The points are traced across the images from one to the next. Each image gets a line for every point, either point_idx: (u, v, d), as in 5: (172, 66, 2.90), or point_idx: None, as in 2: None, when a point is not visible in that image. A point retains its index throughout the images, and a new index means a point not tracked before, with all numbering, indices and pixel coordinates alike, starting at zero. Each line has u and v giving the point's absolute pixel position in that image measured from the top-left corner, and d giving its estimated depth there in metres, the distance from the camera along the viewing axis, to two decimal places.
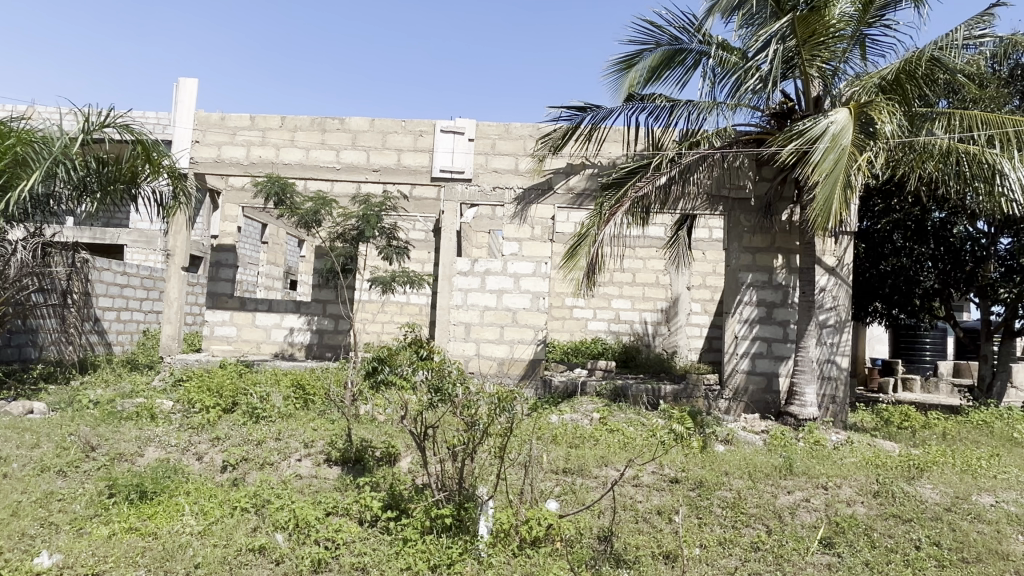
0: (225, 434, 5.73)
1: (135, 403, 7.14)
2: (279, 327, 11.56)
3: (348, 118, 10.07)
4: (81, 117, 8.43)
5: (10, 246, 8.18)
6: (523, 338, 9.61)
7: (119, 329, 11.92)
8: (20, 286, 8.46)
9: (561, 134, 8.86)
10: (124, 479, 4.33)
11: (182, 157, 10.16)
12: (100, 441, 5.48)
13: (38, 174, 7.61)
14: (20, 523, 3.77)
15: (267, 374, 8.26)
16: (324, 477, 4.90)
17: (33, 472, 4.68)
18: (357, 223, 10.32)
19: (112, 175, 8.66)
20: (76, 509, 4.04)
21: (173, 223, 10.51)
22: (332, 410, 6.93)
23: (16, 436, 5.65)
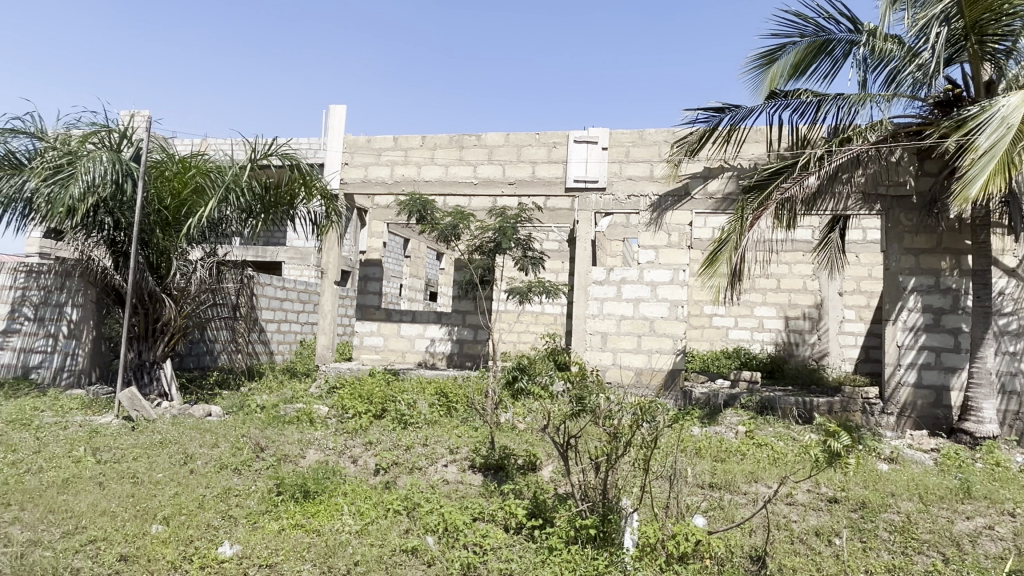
0: (377, 439, 6.06)
1: (296, 408, 7.72)
2: (422, 337, 11.97)
3: (484, 134, 10.38)
4: (249, 148, 9.32)
5: (191, 265, 9.16)
6: (662, 348, 9.40)
7: (280, 339, 12.95)
8: (199, 302, 9.41)
9: (699, 138, 8.62)
10: (290, 479, 4.69)
11: (333, 178, 10.87)
12: (268, 443, 5.98)
13: (214, 201, 8.51)
14: (206, 515, 4.18)
15: (413, 382, 8.64)
16: (470, 483, 5.05)
17: (214, 469, 5.18)
18: (494, 235, 10.59)
19: (274, 199, 9.46)
20: (251, 504, 4.42)
21: (326, 240, 11.28)
22: (474, 417, 7.14)
23: (199, 435, 6.29)
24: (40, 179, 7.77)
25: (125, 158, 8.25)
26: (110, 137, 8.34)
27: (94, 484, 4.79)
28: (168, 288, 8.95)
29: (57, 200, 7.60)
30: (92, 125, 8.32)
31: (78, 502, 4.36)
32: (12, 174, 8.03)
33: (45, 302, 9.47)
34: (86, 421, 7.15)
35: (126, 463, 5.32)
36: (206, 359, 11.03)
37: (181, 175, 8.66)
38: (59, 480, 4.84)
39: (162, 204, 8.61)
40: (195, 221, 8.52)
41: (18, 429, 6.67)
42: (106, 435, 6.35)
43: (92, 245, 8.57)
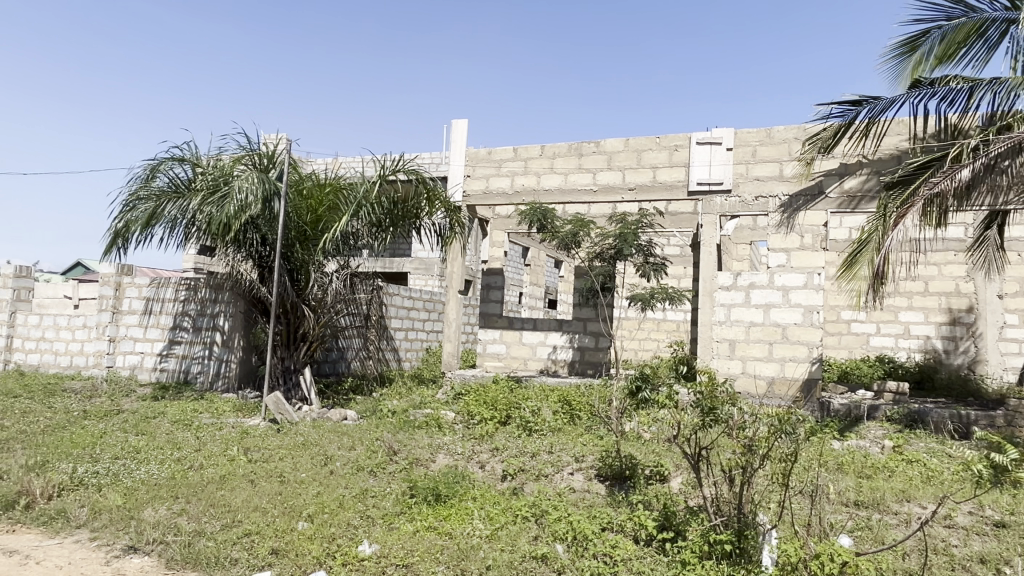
0: (503, 445, 6.16)
1: (425, 413, 7.98)
2: (544, 345, 12.00)
3: (603, 140, 10.33)
4: (378, 164, 9.75)
5: (328, 276, 9.66)
6: (796, 356, 8.93)
7: (408, 346, 13.45)
8: (335, 311, 9.97)
9: (833, 133, 8.15)
10: (423, 483, 4.85)
11: (456, 190, 11.20)
12: (400, 446, 6.22)
13: (347, 216, 9.00)
14: (347, 514, 4.41)
15: (536, 389, 8.71)
16: (596, 492, 5.00)
17: (351, 470, 5.46)
18: (615, 242, 10.49)
19: (402, 212, 9.86)
20: (386, 505, 4.61)
21: (450, 251, 11.61)
22: (599, 425, 7.09)
23: (337, 438, 6.66)
24: (200, 200, 8.54)
25: (272, 178, 8.92)
26: (257, 159, 9.03)
27: (247, 481, 5.18)
28: (307, 298, 9.57)
29: (215, 218, 8.34)
30: (244, 149, 9.05)
31: (234, 497, 4.73)
32: (176, 196, 8.87)
33: (202, 313, 10.37)
34: (239, 422, 7.77)
35: (274, 463, 5.72)
36: (340, 366, 11.65)
37: (318, 195, 9.26)
38: (217, 476, 5.28)
39: (302, 219, 9.23)
40: (330, 235, 9.03)
41: (183, 428, 7.35)
42: (256, 436, 6.87)
43: (242, 260, 9.30)
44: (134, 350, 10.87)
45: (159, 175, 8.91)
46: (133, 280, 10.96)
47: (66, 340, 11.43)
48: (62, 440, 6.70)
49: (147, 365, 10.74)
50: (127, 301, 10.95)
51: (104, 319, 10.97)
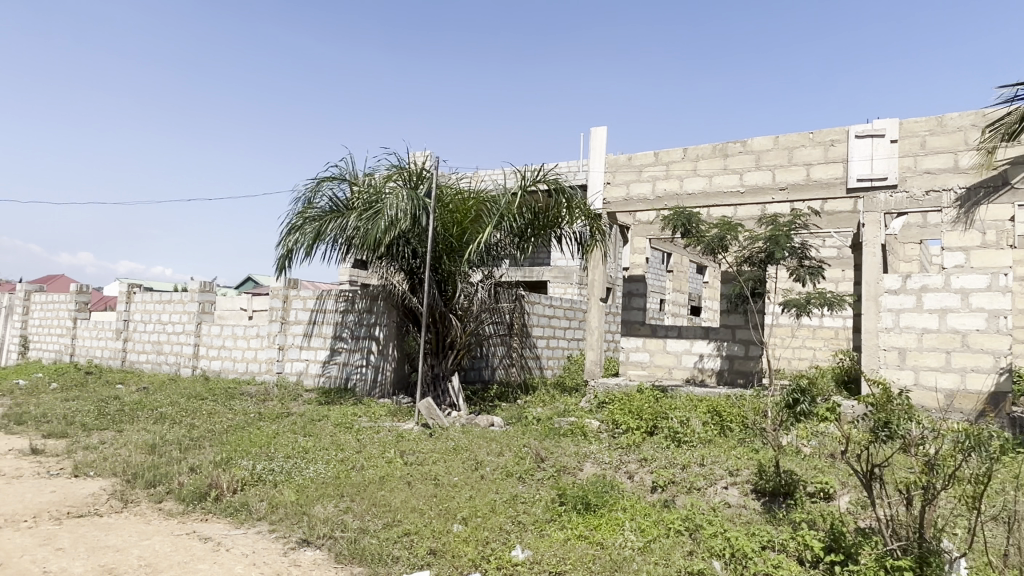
0: (652, 456, 6.03)
1: (570, 421, 8.00)
2: (690, 353, 11.62)
3: (750, 139, 9.91)
4: (520, 175, 9.96)
5: (473, 286, 10.06)
6: (979, 366, 8.08)
7: (550, 354, 13.54)
8: (480, 320, 10.28)
9: (1020, 117, 7.24)
10: (572, 491, 4.86)
11: (596, 198, 11.18)
12: (547, 454, 6.27)
13: (491, 227, 9.26)
14: (499, 518, 4.51)
15: (683, 399, 8.46)
16: (753, 508, 4.77)
17: (501, 476, 5.57)
18: (765, 245, 9.99)
19: (543, 222, 9.99)
20: (537, 512, 4.66)
21: (591, 259, 11.62)
22: (753, 438, 6.77)
23: (486, 443, 6.84)
24: (356, 217, 9.14)
25: (420, 194, 9.37)
26: (407, 177, 9.52)
27: (404, 483, 5.44)
28: (454, 308, 9.94)
29: (369, 234, 8.87)
30: (394, 166, 9.58)
31: (393, 498, 4.98)
32: (335, 214, 9.56)
33: (359, 323, 11.05)
34: (395, 426, 8.19)
35: (427, 466, 5.97)
36: (486, 373, 11.96)
37: (463, 208, 9.55)
38: (377, 477, 5.58)
39: (448, 232, 9.59)
40: (474, 245, 9.33)
41: (345, 431, 7.85)
42: (411, 439, 7.21)
43: (394, 272, 9.83)
44: (300, 357, 11.77)
45: (320, 196, 9.63)
46: (299, 292, 11.87)
47: (242, 348, 12.59)
48: (242, 439, 7.38)
49: (311, 371, 11.58)
50: (294, 311, 11.88)
51: (275, 329, 11.99)
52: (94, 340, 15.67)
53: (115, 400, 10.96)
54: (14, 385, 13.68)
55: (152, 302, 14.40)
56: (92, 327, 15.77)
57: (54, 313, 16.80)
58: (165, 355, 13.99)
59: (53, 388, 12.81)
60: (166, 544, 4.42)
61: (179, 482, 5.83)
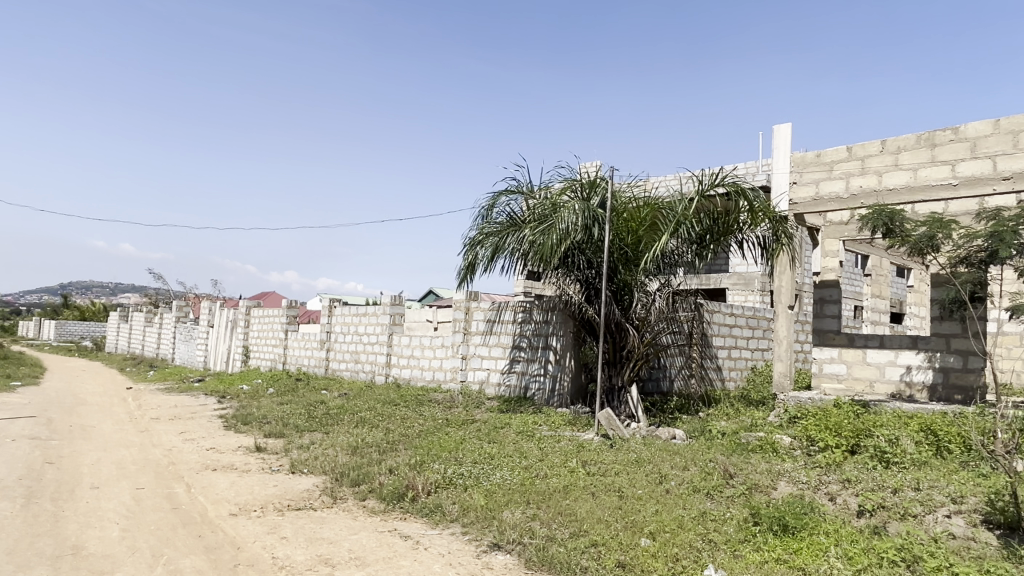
0: (856, 478, 5.54)
1: (759, 436, 7.57)
2: (894, 365, 10.58)
3: (963, 125, 8.89)
4: (697, 180, 9.69)
5: (650, 296, 9.78)
6: None
7: (732, 365, 12.93)
8: (658, 331, 10.02)
9: None
10: (766, 510, 4.60)
11: (781, 200, 10.47)
12: (736, 470, 5.99)
13: (667, 234, 9.07)
14: (689, 535, 4.38)
15: (889, 415, 7.70)
16: (985, 542, 4.22)
17: (687, 491, 5.40)
18: (987, 243, 8.82)
19: (723, 226, 9.63)
20: (729, 531, 4.46)
21: (778, 264, 10.97)
22: (979, 462, 5.99)
23: (670, 457, 6.68)
24: (530, 230, 9.37)
25: (593, 205, 9.40)
26: (580, 187, 9.60)
27: (589, 493, 5.45)
28: (631, 317, 9.84)
29: (543, 245, 9.06)
30: (567, 179, 9.71)
31: (579, 508, 5.02)
32: (511, 227, 9.88)
33: (537, 333, 11.27)
34: (576, 435, 8.26)
35: (610, 477, 5.94)
36: (664, 384, 11.79)
37: (636, 216, 9.48)
38: (562, 486, 5.65)
39: (623, 241, 9.56)
40: (650, 253, 9.17)
41: (526, 439, 8.04)
42: (592, 450, 7.22)
43: (570, 283, 9.93)
44: (482, 367, 12.22)
45: (497, 211, 9.98)
46: (479, 304, 12.36)
47: (429, 357, 13.34)
48: (433, 444, 7.82)
49: (492, 380, 11.98)
50: (475, 323, 12.38)
51: (458, 339, 12.58)
52: (301, 349, 17.44)
53: (321, 405, 12.09)
54: (239, 389, 15.58)
55: (350, 315, 15.73)
56: (300, 338, 17.57)
57: (270, 326, 18.93)
58: (361, 364, 15.21)
59: (270, 393, 14.42)
60: (372, 539, 4.79)
61: (380, 482, 6.30)
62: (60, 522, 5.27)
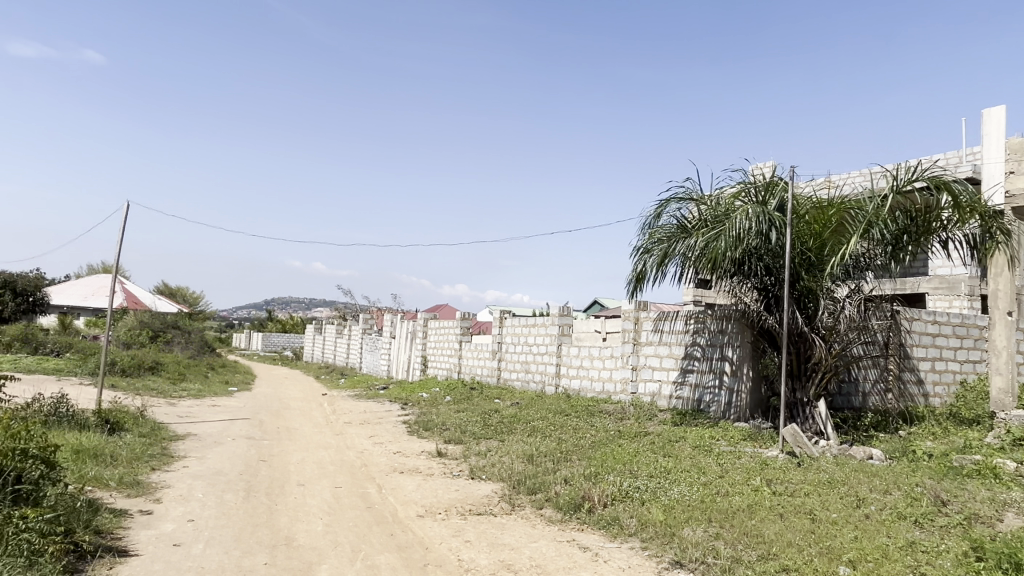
0: None
1: (975, 460, 6.71)
2: None
3: None
4: (892, 176, 8.85)
5: (839, 303, 9.06)
6: None
7: (937, 380, 11.60)
8: (848, 341, 9.28)
9: None
10: (991, 544, 4.06)
11: (994, 194, 9.44)
12: (950, 497, 5.35)
13: (857, 237, 8.36)
14: (896, 567, 3.98)
15: None
16: None
17: (891, 518, 4.92)
18: None
19: (924, 225, 8.73)
20: (944, 565, 4.00)
21: (993, 266, 9.69)
22: None
23: (867, 478, 6.13)
24: (702, 236, 9.05)
25: (770, 208, 8.91)
26: (756, 191, 9.14)
27: (777, 514, 5.14)
28: (817, 327, 9.17)
29: (716, 252, 8.72)
30: (740, 182, 9.28)
31: (766, 529, 4.75)
32: (680, 234, 9.60)
33: (711, 343, 10.81)
34: (758, 452, 7.83)
35: (800, 498, 5.55)
36: (856, 399, 10.77)
37: (821, 217, 8.88)
38: (746, 505, 5.38)
39: (806, 246, 8.97)
40: (838, 259, 8.52)
41: (704, 454, 7.75)
42: (776, 468, 6.79)
43: (748, 290, 9.48)
44: (653, 378, 11.95)
45: (666, 218, 9.73)
46: (649, 313, 12.14)
47: (598, 368, 13.30)
48: (606, 455, 7.78)
49: (665, 392, 11.67)
50: (645, 333, 12.18)
51: (628, 350, 12.44)
52: (475, 359, 18.12)
53: (495, 413, 12.48)
54: (420, 396, 16.51)
55: (520, 326, 16.12)
56: (473, 348, 18.27)
57: (445, 337, 19.89)
58: (532, 373, 15.49)
59: (448, 401, 15.14)
60: (551, 548, 4.85)
61: (556, 492, 6.37)
62: (274, 515, 5.88)
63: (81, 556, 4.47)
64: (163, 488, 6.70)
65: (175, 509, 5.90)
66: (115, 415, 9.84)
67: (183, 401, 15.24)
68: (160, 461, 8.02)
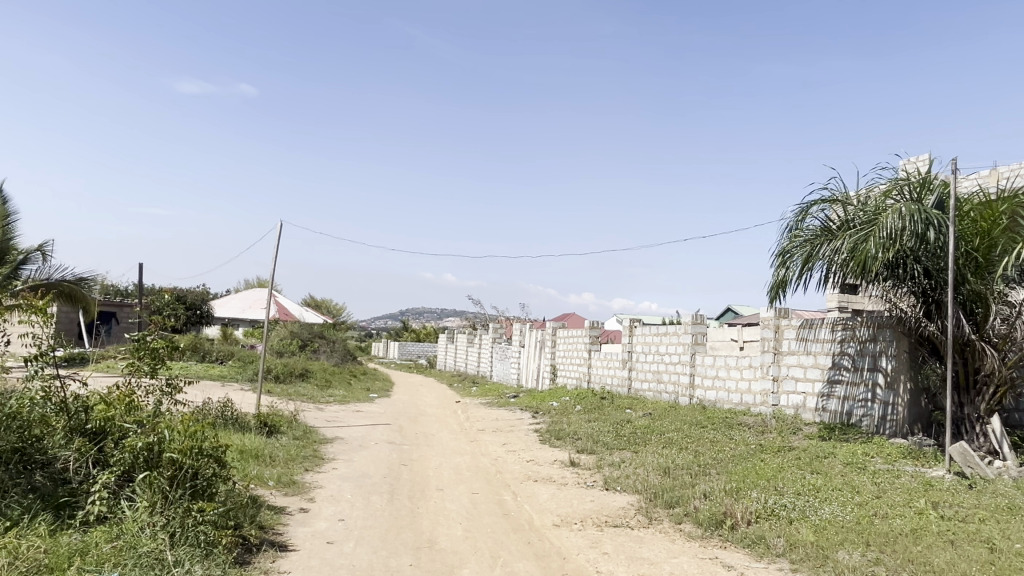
0: None
1: None
2: None
3: None
4: None
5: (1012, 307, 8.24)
6: None
7: None
8: None
9: None
10: None
11: None
12: None
13: None
14: None
15: None
16: None
17: None
18: None
19: None
20: None
21: None
22: None
23: None
24: (849, 238, 8.49)
25: (928, 206, 8.18)
26: (910, 188, 8.45)
27: (946, 541, 4.68)
28: (987, 335, 8.32)
29: (865, 254, 8.13)
30: (891, 179, 8.62)
31: (936, 557, 4.34)
32: (824, 237, 9.04)
33: (862, 353, 10.05)
34: (920, 471, 7.18)
35: (974, 525, 5.02)
36: None
37: (989, 214, 8.09)
38: (909, 529, 4.94)
39: (971, 246, 8.20)
40: (1010, 259, 7.61)
41: (858, 472, 7.22)
42: (943, 489, 6.18)
43: (904, 295, 8.81)
44: (796, 390, 11.29)
45: (809, 222, 9.20)
46: (791, 321, 11.48)
47: (736, 378, 12.76)
48: (747, 470, 7.43)
49: (809, 405, 10.99)
50: (787, 342, 11.52)
51: (768, 359, 11.83)
52: (605, 368, 17.95)
53: (628, 423, 12.29)
54: (550, 405, 16.59)
55: (651, 335, 15.78)
56: (603, 357, 18.11)
57: (574, 346, 19.87)
58: (665, 383, 15.12)
59: (578, 410, 15.10)
60: (693, 565, 4.70)
61: (695, 506, 6.15)
62: (416, 518, 6.10)
63: (248, 548, 4.87)
64: (316, 488, 7.15)
65: (327, 509, 6.28)
66: (272, 419, 10.64)
67: (330, 406, 16.22)
68: (312, 462, 8.58)
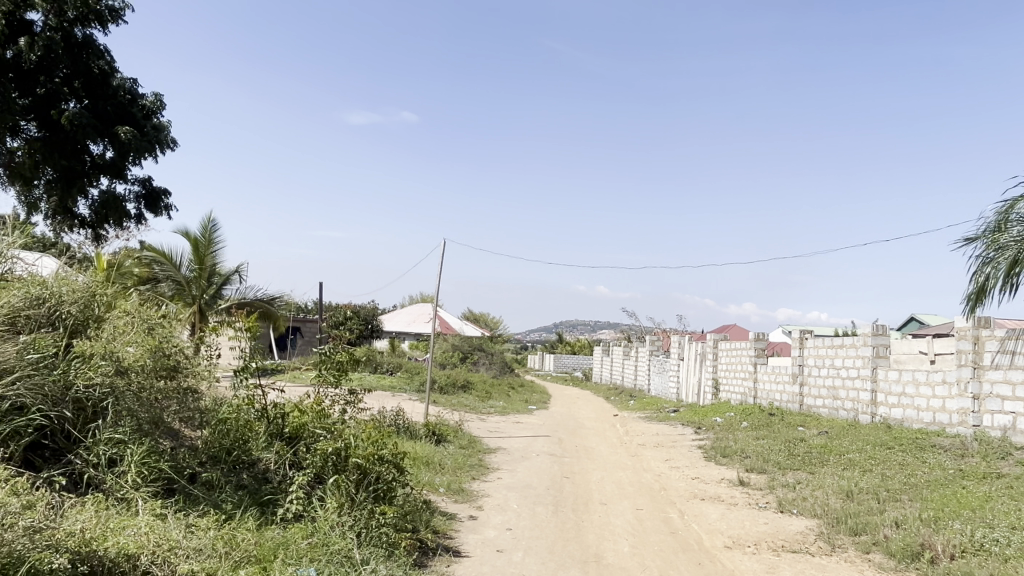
0: None
1: None
2: None
3: None
4: None
5: None
6: None
7: None
8: None
9: None
10: None
11: None
12: None
13: None
14: None
15: None
16: None
17: None
18: None
19: None
20: None
21: None
22: None
23: None
24: None
25: None
26: None
27: None
28: None
29: None
30: None
31: None
32: None
33: None
34: None
35: None
36: None
37: None
38: None
39: None
40: None
41: None
42: None
43: None
44: (1003, 410, 10.01)
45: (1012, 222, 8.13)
46: (993, 332, 10.21)
47: (927, 396, 11.54)
48: (947, 498, 6.66)
49: (1020, 427, 9.68)
50: (989, 355, 10.24)
51: (966, 375, 10.58)
52: (773, 383, 16.94)
53: (802, 442, 11.50)
54: (714, 421, 15.93)
55: (825, 347, 14.70)
56: (771, 371, 17.11)
57: (739, 359, 18.94)
58: (842, 400, 13.99)
59: (745, 426, 14.37)
60: None
61: (885, 535, 5.61)
62: (582, 531, 6.11)
63: (424, 551, 5.12)
64: (483, 497, 7.37)
65: (495, 517, 6.45)
66: (440, 428, 11.14)
67: (491, 417, 16.68)
68: (478, 471, 8.86)
